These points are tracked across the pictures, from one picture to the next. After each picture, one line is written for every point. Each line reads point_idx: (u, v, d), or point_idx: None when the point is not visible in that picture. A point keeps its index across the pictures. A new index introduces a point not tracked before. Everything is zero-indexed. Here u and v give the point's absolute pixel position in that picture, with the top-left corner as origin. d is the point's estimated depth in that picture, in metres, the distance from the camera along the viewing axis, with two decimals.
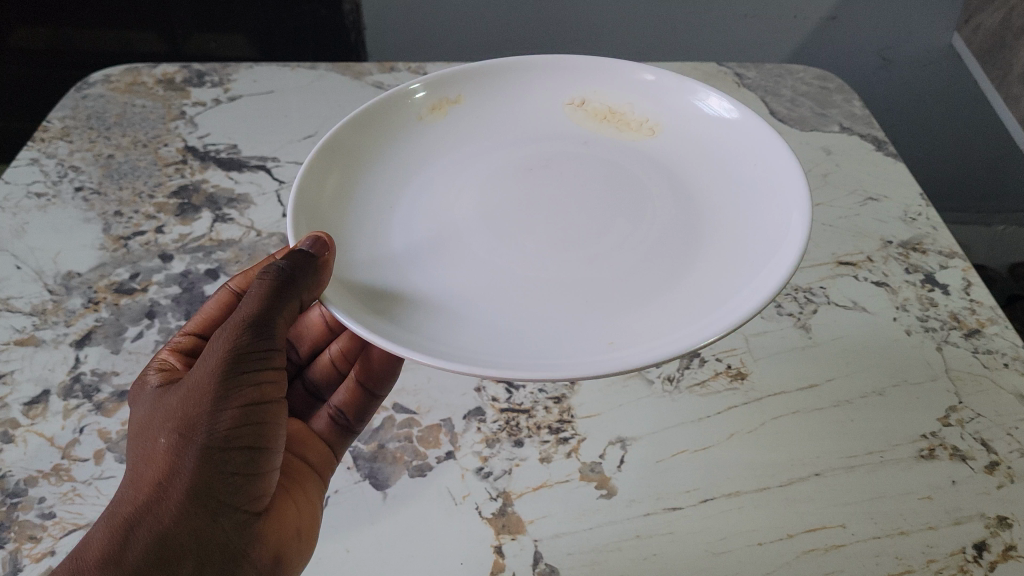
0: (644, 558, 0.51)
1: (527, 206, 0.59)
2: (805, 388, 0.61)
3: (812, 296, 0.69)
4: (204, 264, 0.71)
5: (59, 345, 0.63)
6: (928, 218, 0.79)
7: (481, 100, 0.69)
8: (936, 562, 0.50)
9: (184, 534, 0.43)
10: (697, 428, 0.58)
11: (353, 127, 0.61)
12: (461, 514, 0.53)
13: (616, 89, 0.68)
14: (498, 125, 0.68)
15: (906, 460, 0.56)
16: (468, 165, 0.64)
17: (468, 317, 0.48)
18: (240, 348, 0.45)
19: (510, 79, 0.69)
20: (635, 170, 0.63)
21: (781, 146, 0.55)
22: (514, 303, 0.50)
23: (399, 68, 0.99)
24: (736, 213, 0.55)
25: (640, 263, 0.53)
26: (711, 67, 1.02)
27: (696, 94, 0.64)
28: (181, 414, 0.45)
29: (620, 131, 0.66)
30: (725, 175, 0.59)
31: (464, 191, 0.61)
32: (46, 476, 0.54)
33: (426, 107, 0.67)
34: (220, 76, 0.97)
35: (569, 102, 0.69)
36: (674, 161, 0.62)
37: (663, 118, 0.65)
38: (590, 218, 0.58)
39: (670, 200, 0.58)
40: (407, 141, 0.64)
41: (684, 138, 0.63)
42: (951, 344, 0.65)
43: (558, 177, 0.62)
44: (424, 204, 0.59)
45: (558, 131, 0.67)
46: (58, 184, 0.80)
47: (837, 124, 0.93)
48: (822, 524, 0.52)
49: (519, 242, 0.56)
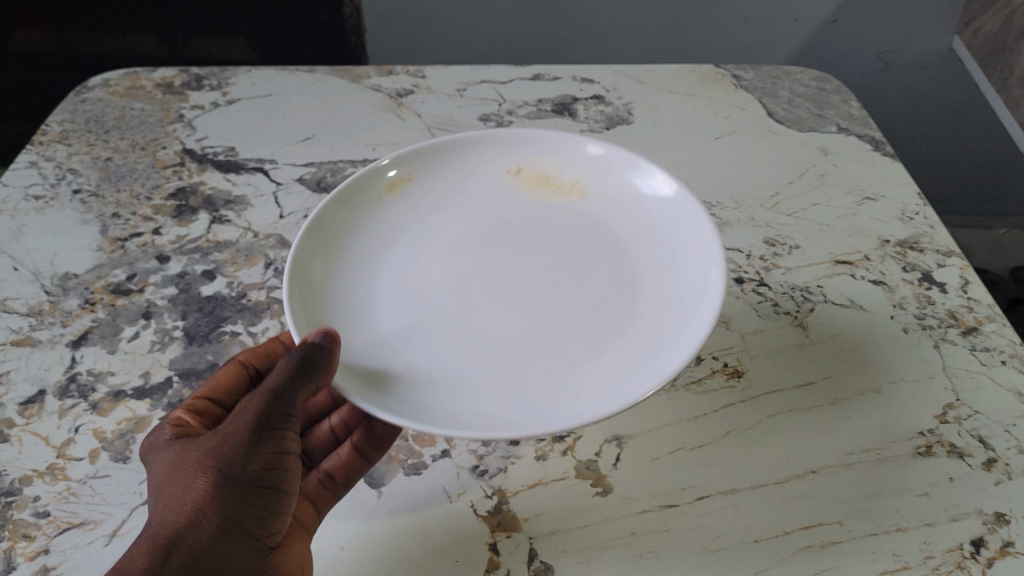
0: (640, 555, 0.50)
1: (489, 274, 0.62)
2: (802, 386, 0.61)
3: (809, 296, 0.69)
4: (201, 265, 0.71)
5: (56, 345, 0.63)
6: (925, 217, 0.79)
7: (432, 176, 0.71)
8: (933, 558, 0.50)
9: (212, 559, 0.45)
10: (693, 426, 0.58)
11: (329, 213, 0.63)
12: (456, 512, 0.53)
13: (547, 153, 0.71)
14: (451, 199, 0.70)
15: (903, 457, 0.56)
16: (429, 242, 0.66)
17: (447, 387, 0.51)
18: (270, 405, 0.47)
19: (453, 154, 0.72)
20: (579, 236, 0.66)
21: (695, 205, 0.60)
22: (490, 370, 0.53)
23: (397, 72, 1.01)
24: (669, 272, 0.59)
25: (599, 328, 0.56)
26: (709, 69, 1.03)
27: (622, 159, 0.68)
28: (218, 454, 0.46)
29: (555, 195, 0.70)
30: (658, 237, 0.62)
31: (429, 266, 0.63)
32: (41, 475, 0.53)
33: (383, 188, 0.68)
34: (218, 80, 0.98)
35: (506, 170, 0.72)
36: (612, 226, 0.66)
37: (594, 181, 0.69)
38: (545, 285, 0.61)
39: (612, 265, 0.62)
40: (373, 222, 0.66)
41: (616, 202, 0.67)
42: (948, 342, 0.65)
43: (513, 247, 0.65)
44: (397, 281, 0.62)
45: (503, 200, 0.70)
46: (56, 186, 0.80)
47: (834, 124, 0.93)
48: (818, 521, 0.52)
49: (482, 310, 0.59)
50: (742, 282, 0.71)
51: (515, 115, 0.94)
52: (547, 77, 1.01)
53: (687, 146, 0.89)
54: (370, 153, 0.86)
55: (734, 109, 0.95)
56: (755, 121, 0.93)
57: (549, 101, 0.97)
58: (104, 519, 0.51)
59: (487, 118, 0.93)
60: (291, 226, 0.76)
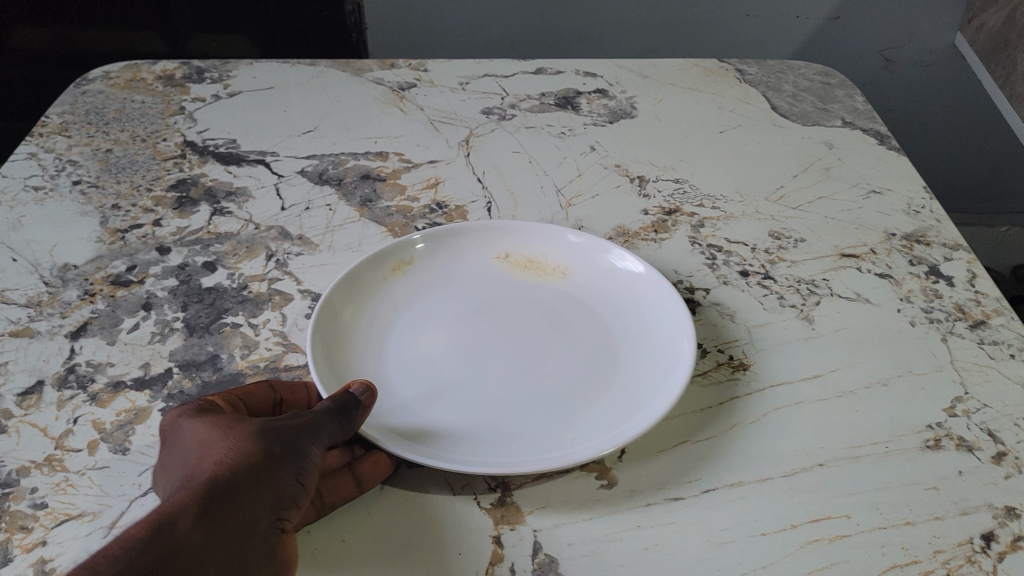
0: (645, 548, 0.49)
1: (480, 348, 0.62)
2: (809, 379, 0.61)
3: (815, 289, 0.69)
4: (202, 257, 0.71)
5: (54, 336, 0.62)
6: (931, 210, 0.78)
7: (432, 254, 0.70)
8: (943, 552, 0.49)
9: (237, 528, 0.42)
10: (698, 420, 0.58)
11: (341, 290, 0.63)
12: (460, 504, 0.52)
13: (534, 240, 0.71)
14: (447, 276, 0.69)
15: (911, 451, 0.55)
16: (424, 320, 0.65)
17: (438, 455, 0.51)
18: (326, 416, 0.47)
19: (448, 238, 0.71)
20: (565, 311, 0.66)
21: (669, 293, 0.63)
22: (481, 446, 0.53)
23: (399, 66, 1.01)
24: (651, 357, 0.60)
25: (583, 407, 0.56)
26: (713, 64, 1.02)
27: (599, 246, 0.69)
28: (266, 441, 0.45)
29: (540, 278, 0.69)
30: (641, 324, 0.63)
31: (427, 343, 0.62)
32: (39, 466, 0.53)
33: (388, 267, 0.68)
34: (220, 73, 0.97)
35: (496, 255, 0.71)
36: (594, 305, 0.66)
37: (576, 266, 0.70)
38: (531, 359, 0.61)
39: (598, 342, 0.62)
40: (377, 299, 0.66)
41: (602, 285, 0.68)
42: (956, 335, 0.64)
43: (505, 323, 0.64)
44: (397, 355, 0.61)
45: (489, 281, 0.69)
46: (56, 178, 0.79)
47: (839, 118, 0.92)
48: (826, 515, 0.51)
49: (472, 384, 0.58)
50: (747, 275, 0.70)
51: (518, 108, 0.93)
52: (550, 71, 1.01)
53: (691, 139, 0.88)
54: (372, 146, 0.86)
55: (738, 103, 0.95)
56: (759, 114, 0.92)
57: (552, 95, 0.96)
58: (102, 510, 0.50)
59: (490, 112, 0.93)
60: (293, 218, 0.76)
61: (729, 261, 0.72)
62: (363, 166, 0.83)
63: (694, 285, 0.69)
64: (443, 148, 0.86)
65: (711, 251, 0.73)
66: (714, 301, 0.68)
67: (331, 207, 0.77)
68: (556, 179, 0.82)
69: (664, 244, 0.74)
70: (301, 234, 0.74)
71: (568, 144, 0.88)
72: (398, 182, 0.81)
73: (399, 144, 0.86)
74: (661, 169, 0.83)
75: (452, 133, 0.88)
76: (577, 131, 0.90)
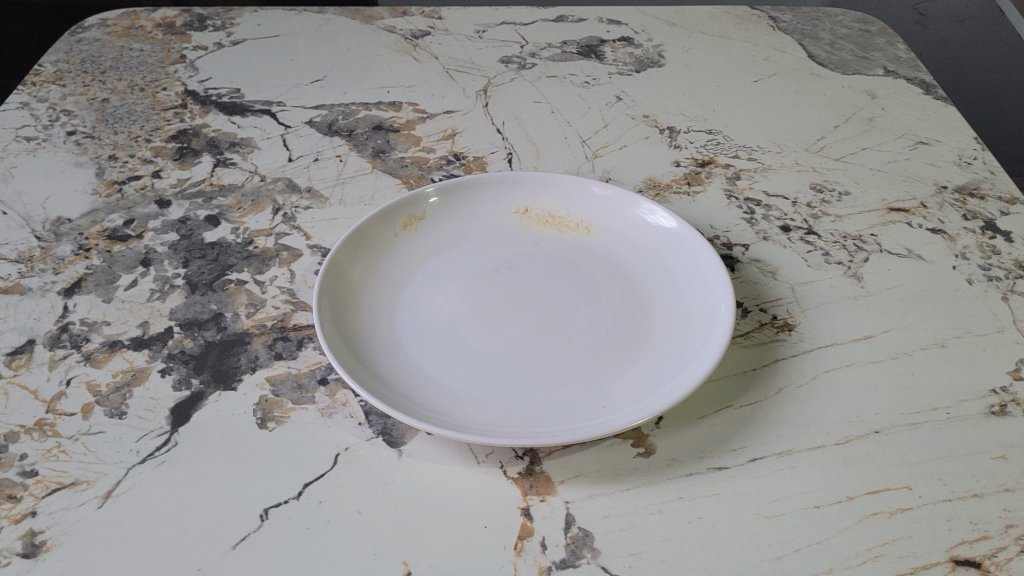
0: (688, 521, 0.45)
1: (498, 310, 0.57)
2: (860, 340, 0.56)
3: (863, 245, 0.64)
4: (204, 210, 0.66)
5: (47, 293, 0.58)
6: (984, 161, 0.73)
7: (446, 211, 0.66)
8: (1015, 527, 0.45)
9: None
10: (742, 383, 0.53)
11: (348, 249, 0.59)
12: (484, 473, 0.48)
13: (557, 193, 0.66)
14: (463, 233, 0.65)
15: (974, 417, 0.51)
16: (439, 280, 0.60)
17: (455, 425, 0.47)
18: None
19: (464, 192, 0.66)
20: (590, 269, 0.61)
21: (704, 247, 0.58)
22: (502, 418, 0.49)
23: (412, 13, 0.95)
24: (686, 317, 0.55)
25: (612, 372, 0.52)
26: (744, 11, 0.97)
27: (626, 199, 0.65)
28: None
29: (562, 233, 0.65)
30: (673, 282, 0.59)
31: (441, 305, 0.58)
32: (29, 431, 0.49)
33: (399, 224, 0.63)
34: (222, 21, 0.92)
35: (515, 210, 0.66)
36: (621, 262, 0.61)
37: (601, 220, 0.65)
38: (554, 321, 0.56)
39: (627, 303, 0.58)
40: (388, 258, 0.61)
41: (629, 241, 0.63)
42: (1018, 293, 0.59)
43: (525, 282, 0.60)
44: (408, 317, 0.57)
45: (508, 237, 0.64)
46: (49, 128, 0.75)
47: (880, 67, 0.87)
48: (884, 486, 0.47)
49: (490, 349, 0.54)
50: (788, 230, 0.65)
51: (538, 56, 0.88)
52: (571, 20, 0.95)
53: (724, 88, 0.83)
54: (384, 96, 0.81)
55: (773, 51, 0.89)
56: (796, 63, 0.87)
57: (574, 43, 0.91)
58: (97, 479, 0.46)
59: (509, 60, 0.87)
60: (301, 169, 0.71)
61: (768, 216, 0.67)
62: (375, 117, 0.78)
63: (732, 241, 0.64)
64: (460, 97, 0.81)
65: (748, 205, 0.68)
66: (754, 258, 0.63)
67: (341, 158, 0.72)
68: (580, 130, 0.77)
69: (698, 198, 0.69)
70: (310, 187, 0.69)
71: (592, 93, 0.82)
72: (412, 133, 0.76)
73: (413, 94, 0.81)
74: (692, 120, 0.78)
75: (469, 82, 0.83)
76: (602, 80, 0.85)
